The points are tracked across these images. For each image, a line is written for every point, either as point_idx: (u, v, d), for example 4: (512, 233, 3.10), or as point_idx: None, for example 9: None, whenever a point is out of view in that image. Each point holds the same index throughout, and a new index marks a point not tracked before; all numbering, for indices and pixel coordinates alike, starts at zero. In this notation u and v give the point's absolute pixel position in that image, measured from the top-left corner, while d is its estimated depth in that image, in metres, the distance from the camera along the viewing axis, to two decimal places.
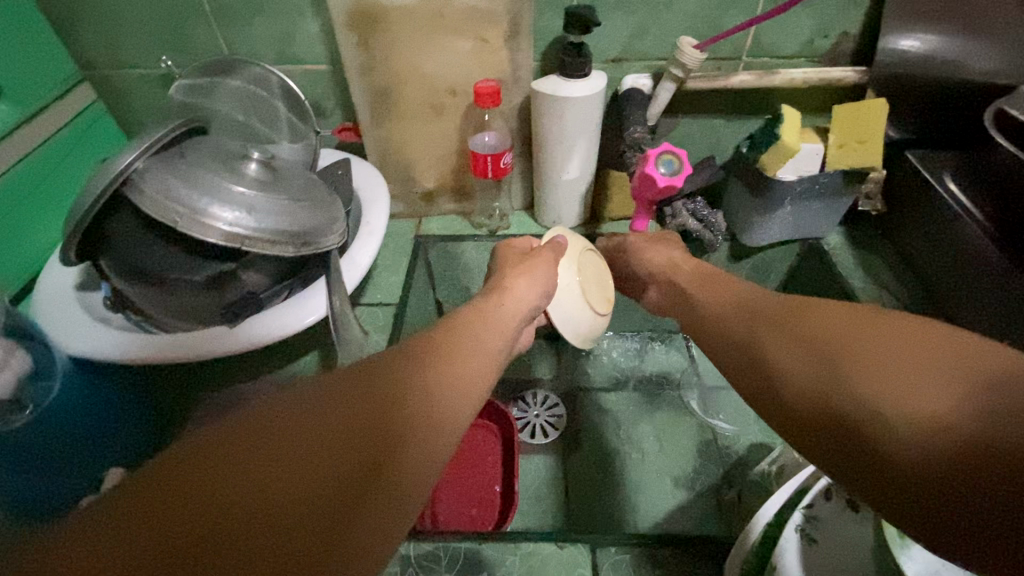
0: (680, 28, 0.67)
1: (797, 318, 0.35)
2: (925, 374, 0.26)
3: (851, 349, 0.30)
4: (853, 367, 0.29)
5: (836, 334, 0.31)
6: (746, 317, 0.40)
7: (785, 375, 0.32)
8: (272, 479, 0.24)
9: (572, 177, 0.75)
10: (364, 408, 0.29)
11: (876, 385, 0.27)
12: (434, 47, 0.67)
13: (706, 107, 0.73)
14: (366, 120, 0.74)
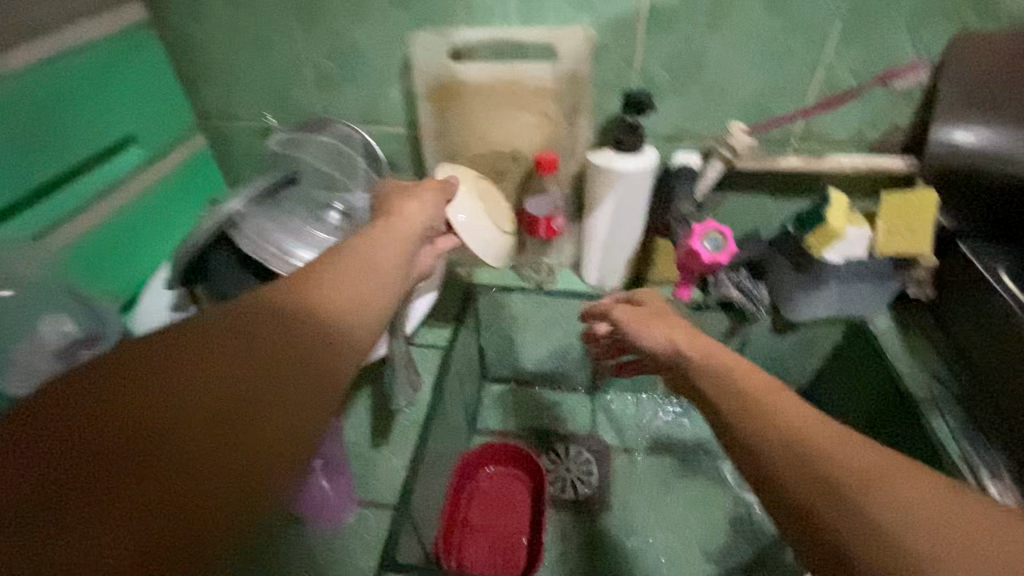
0: (731, 112, 0.71)
1: (789, 422, 0.39)
2: (945, 514, 0.31)
3: (830, 454, 0.36)
4: (859, 493, 0.33)
5: (839, 455, 0.36)
6: (737, 381, 0.45)
7: (789, 481, 0.36)
8: (201, 406, 0.32)
9: (621, 241, 0.79)
10: (260, 349, 0.35)
11: (885, 518, 0.32)
12: (502, 118, 0.75)
13: (753, 184, 0.77)
14: (434, 176, 0.82)
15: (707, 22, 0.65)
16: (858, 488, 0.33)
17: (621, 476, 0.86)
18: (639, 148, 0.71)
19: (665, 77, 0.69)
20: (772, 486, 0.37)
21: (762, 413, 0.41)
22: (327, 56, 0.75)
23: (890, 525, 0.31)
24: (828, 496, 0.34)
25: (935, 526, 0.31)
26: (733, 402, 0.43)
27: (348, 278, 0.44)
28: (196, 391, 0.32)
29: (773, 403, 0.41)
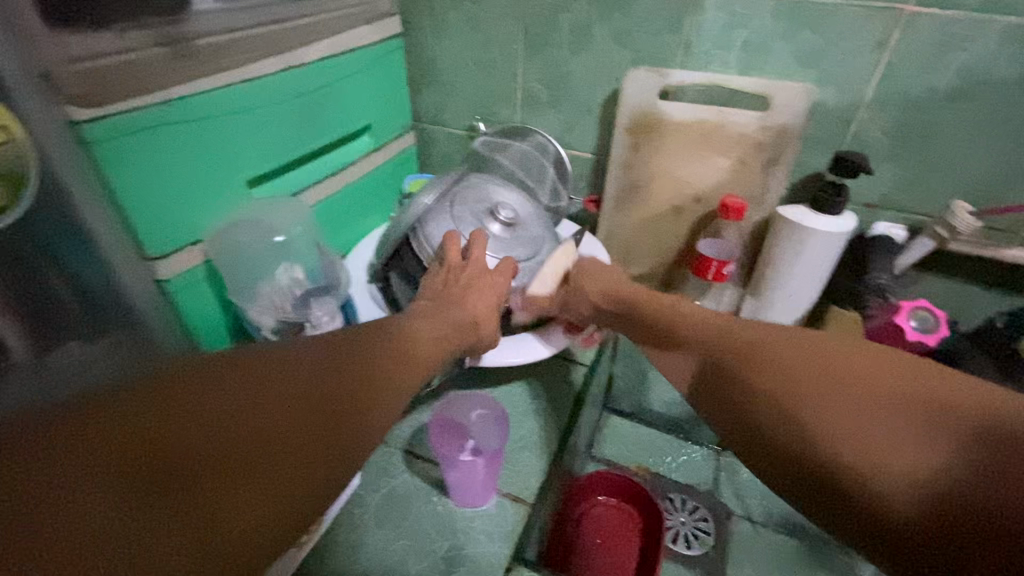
0: (950, 191, 0.67)
1: (773, 356, 0.42)
2: (911, 436, 0.34)
3: (834, 407, 0.36)
4: (843, 409, 0.36)
5: (821, 369, 0.39)
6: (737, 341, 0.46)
7: (785, 395, 0.39)
8: (245, 435, 0.30)
9: (793, 300, 0.75)
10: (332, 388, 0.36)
11: (877, 433, 0.34)
12: (695, 159, 0.77)
13: (960, 271, 0.71)
14: (609, 204, 0.85)
15: (945, 95, 0.62)
16: (830, 400, 0.37)
17: (740, 546, 0.81)
18: (838, 210, 0.69)
19: (881, 143, 0.68)
20: (755, 423, 0.40)
21: (774, 351, 0.43)
22: (541, 82, 0.82)
23: (881, 444, 0.34)
24: (824, 421, 0.36)
25: (886, 434, 0.34)
26: (732, 347, 0.46)
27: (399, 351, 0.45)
28: (247, 416, 0.31)
29: (753, 349, 0.44)
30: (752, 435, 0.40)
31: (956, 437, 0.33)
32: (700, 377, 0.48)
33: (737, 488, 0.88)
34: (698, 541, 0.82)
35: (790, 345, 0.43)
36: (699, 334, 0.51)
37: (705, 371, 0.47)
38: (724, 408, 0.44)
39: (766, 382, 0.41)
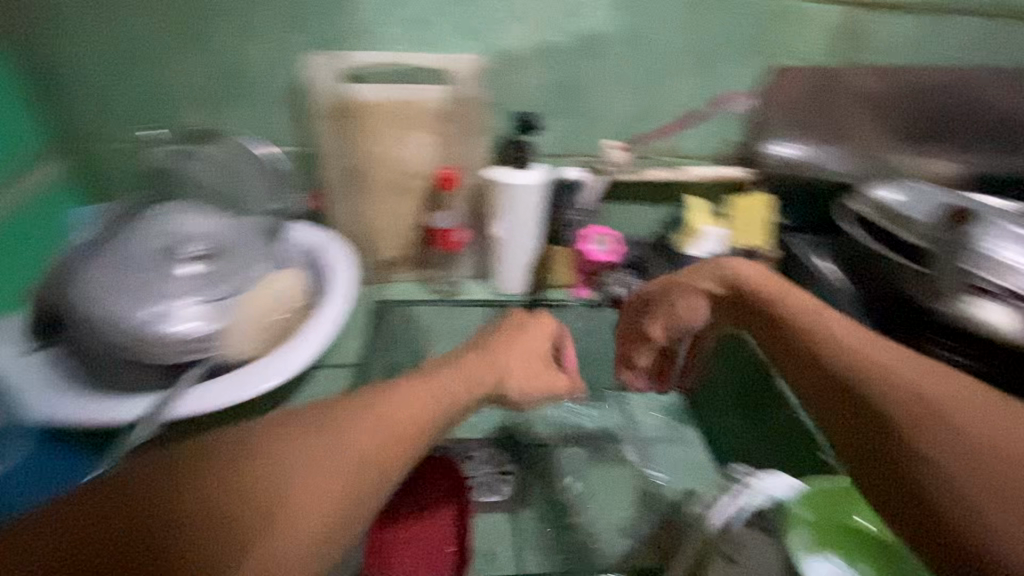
0: (606, 132, 0.82)
1: (889, 377, 0.44)
2: None
3: (979, 464, 0.36)
4: (984, 478, 0.36)
5: (960, 426, 0.39)
6: (887, 361, 0.45)
7: (908, 416, 0.41)
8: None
9: (519, 250, 0.84)
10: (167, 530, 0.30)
11: (966, 487, 0.36)
12: (403, 137, 0.77)
13: (633, 194, 0.87)
14: (334, 195, 0.81)
15: (577, 54, 0.76)
16: (969, 446, 0.37)
17: None
18: (529, 165, 0.80)
19: (547, 100, 0.79)
20: (902, 467, 0.39)
21: (908, 369, 0.44)
22: (215, 76, 0.75)
23: (966, 494, 0.36)
24: (963, 469, 0.37)
25: None
26: (860, 373, 0.45)
27: (352, 444, 0.37)
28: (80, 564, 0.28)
29: (873, 369, 0.45)
30: (891, 480, 0.39)
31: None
32: (816, 383, 0.48)
33: None
34: None
35: (917, 373, 0.44)
36: (849, 343, 0.48)
37: (829, 396, 0.47)
38: (855, 444, 0.43)
39: (908, 407, 0.41)
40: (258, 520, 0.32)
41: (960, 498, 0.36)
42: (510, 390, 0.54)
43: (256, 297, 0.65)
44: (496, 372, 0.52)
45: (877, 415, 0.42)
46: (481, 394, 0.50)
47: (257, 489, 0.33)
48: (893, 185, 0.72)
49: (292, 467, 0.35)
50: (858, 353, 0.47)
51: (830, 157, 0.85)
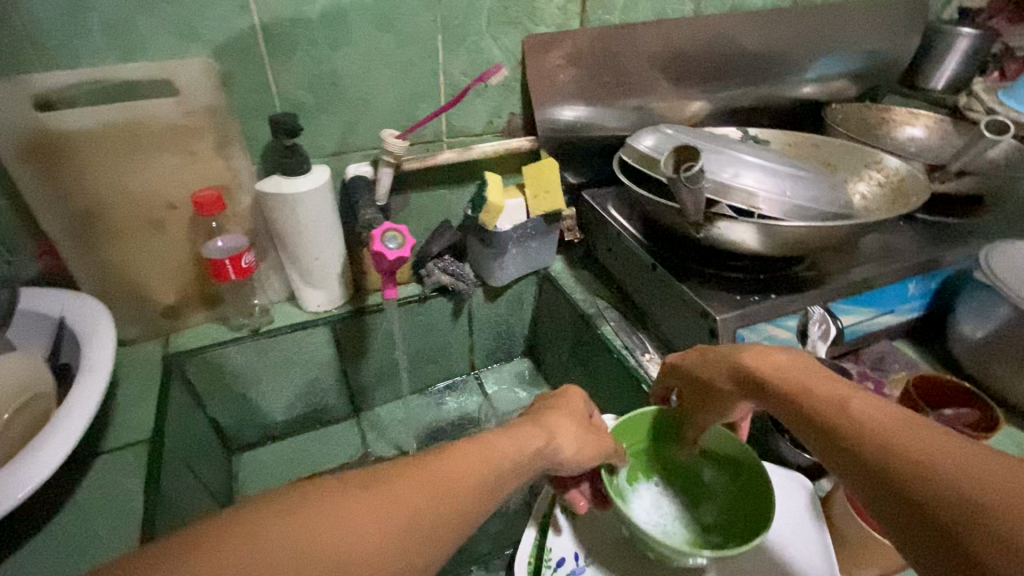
0: (382, 122, 0.79)
1: (848, 418, 0.39)
2: None
3: (970, 471, 0.31)
4: (981, 486, 0.30)
5: (925, 440, 0.34)
6: (831, 395, 0.42)
7: (874, 443, 0.36)
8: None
9: (319, 261, 0.79)
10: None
11: (977, 499, 0.30)
12: (138, 165, 0.67)
13: (425, 181, 0.87)
14: (69, 248, 0.68)
15: (327, 44, 0.70)
16: (946, 458, 0.33)
17: None
18: (308, 167, 0.73)
19: (308, 97, 0.73)
20: (887, 476, 0.34)
21: (847, 401, 0.40)
22: None
23: (968, 497, 0.30)
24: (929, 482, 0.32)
25: None
26: (825, 405, 0.41)
27: (402, 523, 0.35)
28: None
29: (835, 401, 0.41)
30: (869, 486, 0.35)
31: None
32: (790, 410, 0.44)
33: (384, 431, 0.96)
34: None
35: (869, 404, 0.39)
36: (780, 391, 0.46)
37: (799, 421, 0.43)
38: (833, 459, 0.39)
39: (864, 436, 0.37)
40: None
41: (937, 497, 0.31)
42: (564, 464, 0.50)
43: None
44: (548, 455, 0.48)
45: (840, 456, 0.38)
46: (538, 465, 0.48)
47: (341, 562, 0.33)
48: (652, 134, 0.79)
49: (341, 534, 0.33)
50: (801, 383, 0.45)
51: (607, 115, 0.90)
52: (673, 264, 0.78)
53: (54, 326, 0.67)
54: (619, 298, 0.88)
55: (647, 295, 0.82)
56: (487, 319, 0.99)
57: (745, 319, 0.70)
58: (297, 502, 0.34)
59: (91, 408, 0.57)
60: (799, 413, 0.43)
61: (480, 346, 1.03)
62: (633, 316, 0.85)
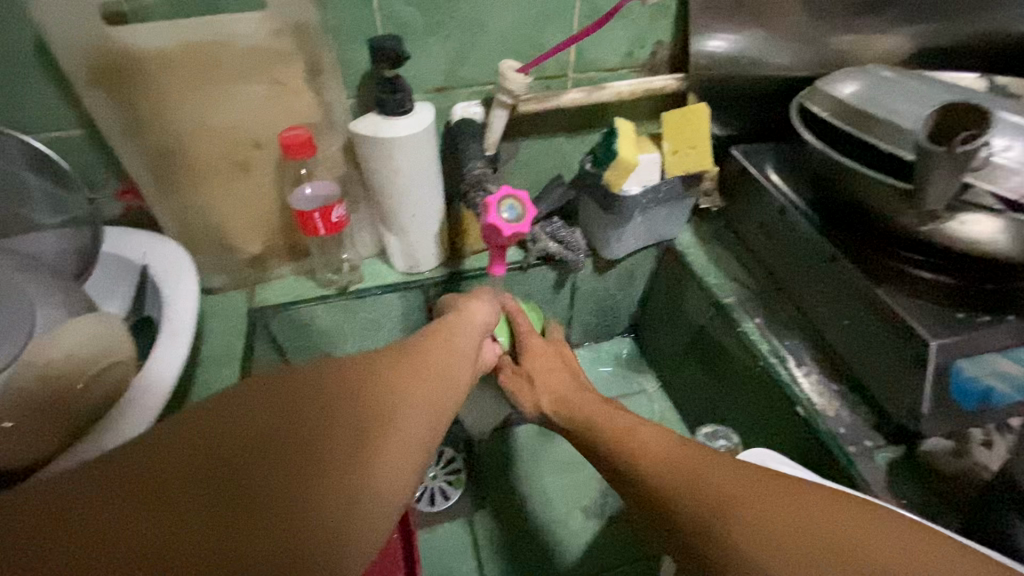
0: (500, 50, 0.64)
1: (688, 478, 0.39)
2: (776, 541, 0.33)
3: (690, 486, 0.39)
4: (702, 503, 0.37)
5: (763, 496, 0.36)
6: (641, 425, 0.47)
7: (714, 502, 0.37)
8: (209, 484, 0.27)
9: (416, 218, 0.68)
10: (254, 457, 0.28)
11: (776, 558, 0.33)
12: (220, 95, 0.57)
13: (541, 125, 0.72)
14: (150, 187, 0.61)
15: None
16: (719, 478, 0.38)
17: (486, 464, 0.80)
18: (410, 106, 0.60)
19: (413, 15, 0.59)
20: (629, 480, 0.44)
21: (686, 459, 0.41)
22: None
23: (688, 505, 0.38)
24: (740, 541, 0.34)
25: (766, 536, 0.34)
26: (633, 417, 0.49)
27: (398, 390, 0.36)
28: (171, 480, 0.26)
29: (673, 459, 0.41)
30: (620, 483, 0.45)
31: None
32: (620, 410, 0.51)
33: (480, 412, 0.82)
34: (452, 486, 0.78)
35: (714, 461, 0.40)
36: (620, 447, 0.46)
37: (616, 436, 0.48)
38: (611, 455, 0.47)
39: (695, 489, 0.38)
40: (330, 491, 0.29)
41: (662, 495, 0.40)
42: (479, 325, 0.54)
43: (46, 376, 0.46)
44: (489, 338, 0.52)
45: (626, 478, 0.44)
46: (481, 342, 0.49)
47: (353, 407, 0.33)
48: (857, 77, 0.59)
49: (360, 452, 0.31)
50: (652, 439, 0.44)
51: (778, 50, 0.71)
52: (859, 255, 0.60)
53: (136, 273, 0.61)
54: (771, 286, 0.71)
55: (814, 290, 0.65)
56: (593, 293, 0.85)
57: (958, 347, 0.53)
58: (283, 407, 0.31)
59: (162, 395, 0.51)
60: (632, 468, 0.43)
61: (580, 321, 0.90)
62: (785, 313, 0.68)
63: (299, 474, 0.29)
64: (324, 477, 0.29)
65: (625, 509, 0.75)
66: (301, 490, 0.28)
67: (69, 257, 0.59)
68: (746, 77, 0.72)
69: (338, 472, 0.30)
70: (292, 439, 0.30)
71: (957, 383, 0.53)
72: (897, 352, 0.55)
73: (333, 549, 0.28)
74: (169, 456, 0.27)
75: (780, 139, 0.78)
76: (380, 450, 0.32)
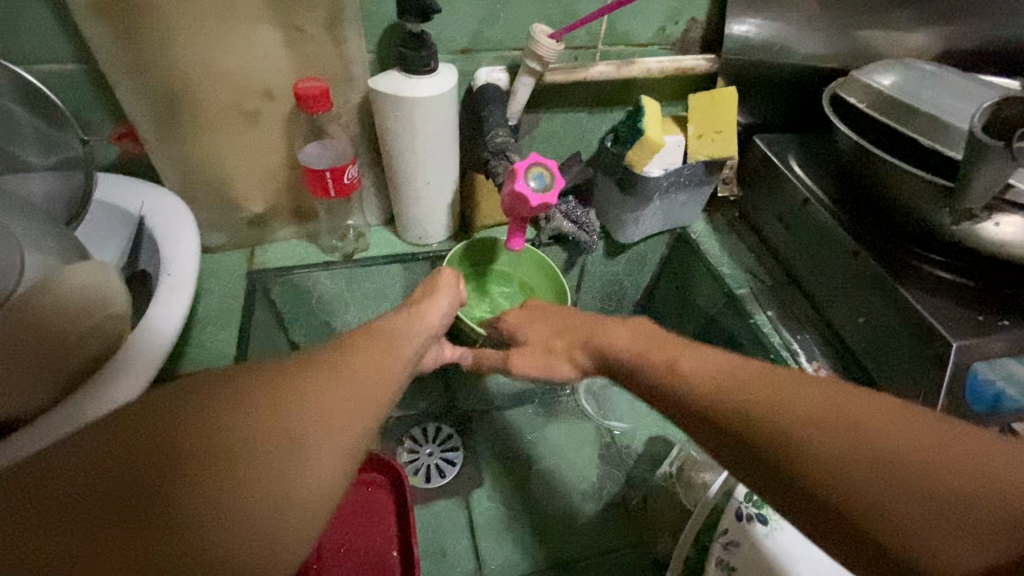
0: (532, 14, 0.61)
1: (800, 417, 0.36)
2: (983, 523, 0.31)
3: (862, 461, 0.33)
4: (885, 489, 0.32)
5: (890, 434, 0.34)
6: None
7: (848, 439, 0.34)
8: (108, 507, 0.26)
9: (431, 187, 0.65)
10: (175, 445, 0.28)
11: (934, 502, 0.32)
12: (234, 38, 0.54)
13: (565, 97, 0.69)
14: (150, 134, 0.58)
15: None
16: (896, 452, 0.33)
17: (484, 443, 0.79)
18: (435, 64, 0.57)
19: None
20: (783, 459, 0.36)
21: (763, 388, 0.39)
22: None
23: (874, 494, 0.33)
24: (851, 445, 0.34)
25: (935, 484, 0.32)
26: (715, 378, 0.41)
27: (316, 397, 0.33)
28: (54, 485, 0.26)
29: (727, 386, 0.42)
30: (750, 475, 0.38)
31: (1016, 527, 0.30)
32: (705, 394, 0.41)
33: (472, 408, 0.82)
34: (449, 463, 0.77)
35: (815, 395, 0.37)
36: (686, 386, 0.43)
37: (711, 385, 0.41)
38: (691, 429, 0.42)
39: (821, 460, 0.34)
40: (277, 432, 0.30)
41: (825, 503, 0.34)
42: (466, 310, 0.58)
43: (14, 329, 0.43)
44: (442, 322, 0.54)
45: (708, 420, 0.40)
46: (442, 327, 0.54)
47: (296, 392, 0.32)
48: (896, 69, 0.57)
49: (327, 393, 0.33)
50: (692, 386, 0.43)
51: (810, 40, 0.69)
52: (881, 253, 0.59)
53: (131, 223, 0.58)
54: (785, 278, 0.71)
55: (830, 284, 0.64)
56: (601, 277, 0.84)
57: (982, 349, 0.52)
58: (210, 395, 0.30)
59: (167, 339, 0.49)
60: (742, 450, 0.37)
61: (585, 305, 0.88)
62: (798, 306, 0.68)
63: (205, 474, 0.27)
64: (232, 474, 0.28)
65: (623, 494, 0.75)
66: (229, 473, 0.28)
67: (64, 199, 0.56)
68: (776, 63, 0.70)
69: (255, 479, 0.28)
70: (154, 481, 0.26)
71: (971, 384, 0.52)
72: (918, 356, 0.54)
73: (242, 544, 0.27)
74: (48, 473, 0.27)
75: (803, 131, 0.77)
76: (350, 382, 0.35)
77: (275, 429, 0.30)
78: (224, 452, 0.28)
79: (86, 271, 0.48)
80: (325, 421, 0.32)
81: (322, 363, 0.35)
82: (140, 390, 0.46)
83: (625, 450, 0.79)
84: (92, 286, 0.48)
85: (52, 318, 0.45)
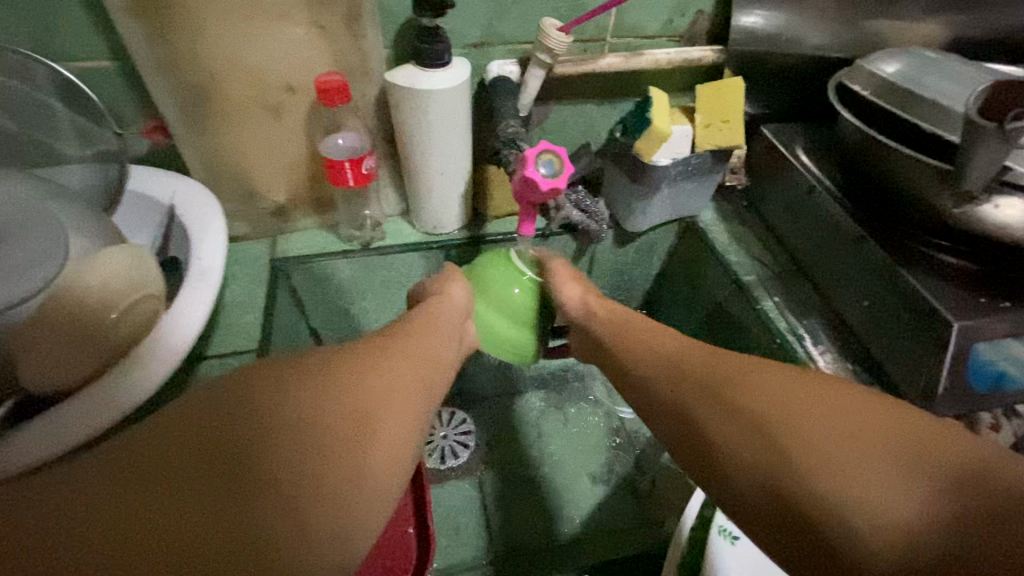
0: (542, 8, 0.63)
1: (749, 393, 0.41)
2: (900, 484, 0.33)
3: (792, 430, 0.37)
4: (823, 456, 0.35)
5: (822, 410, 0.38)
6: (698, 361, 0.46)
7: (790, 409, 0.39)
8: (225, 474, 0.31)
9: (444, 177, 0.67)
10: (282, 421, 0.34)
11: (862, 465, 0.34)
12: (258, 36, 0.57)
13: (574, 89, 0.71)
14: (180, 127, 0.61)
15: None
16: (830, 426, 0.37)
17: (497, 428, 0.82)
18: (449, 58, 0.60)
19: None
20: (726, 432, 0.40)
21: (751, 375, 0.42)
22: None
23: (803, 461, 0.35)
24: (786, 419, 0.38)
25: (857, 451, 0.35)
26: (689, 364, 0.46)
27: (353, 395, 0.38)
28: (174, 460, 0.30)
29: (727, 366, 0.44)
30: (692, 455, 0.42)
31: (934, 488, 0.33)
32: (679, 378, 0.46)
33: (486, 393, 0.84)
34: (462, 445, 0.79)
35: (767, 378, 0.42)
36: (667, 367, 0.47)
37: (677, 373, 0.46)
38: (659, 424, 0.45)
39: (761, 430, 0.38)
40: (356, 412, 0.37)
41: (755, 467, 0.37)
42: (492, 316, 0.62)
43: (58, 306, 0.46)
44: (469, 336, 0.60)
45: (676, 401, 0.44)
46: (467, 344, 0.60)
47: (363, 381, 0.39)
48: (901, 57, 0.58)
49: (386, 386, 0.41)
50: (700, 366, 0.45)
51: (817, 31, 0.70)
52: (885, 239, 0.61)
53: (162, 212, 0.61)
54: (792, 265, 0.72)
55: (835, 270, 0.65)
56: (611, 266, 0.86)
57: (984, 331, 0.53)
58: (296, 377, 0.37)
59: (197, 320, 0.52)
60: (744, 463, 0.38)
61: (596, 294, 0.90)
62: (805, 293, 0.69)
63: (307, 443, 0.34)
64: (325, 441, 0.34)
65: (631, 477, 0.77)
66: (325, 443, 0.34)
67: (100, 189, 0.60)
68: (782, 53, 0.71)
69: (344, 450, 0.35)
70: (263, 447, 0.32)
71: (972, 365, 0.53)
72: (917, 339, 0.56)
73: (309, 528, 0.31)
74: (98, 469, 0.30)
75: (810, 121, 0.78)
76: (405, 378, 0.43)
77: (355, 412, 0.37)
78: (320, 426, 0.35)
79: (121, 254, 0.51)
80: (391, 410, 0.39)
81: (379, 360, 0.43)
82: (172, 366, 0.49)
83: (633, 434, 0.81)
84: (127, 267, 0.51)
85: (92, 296, 0.48)
